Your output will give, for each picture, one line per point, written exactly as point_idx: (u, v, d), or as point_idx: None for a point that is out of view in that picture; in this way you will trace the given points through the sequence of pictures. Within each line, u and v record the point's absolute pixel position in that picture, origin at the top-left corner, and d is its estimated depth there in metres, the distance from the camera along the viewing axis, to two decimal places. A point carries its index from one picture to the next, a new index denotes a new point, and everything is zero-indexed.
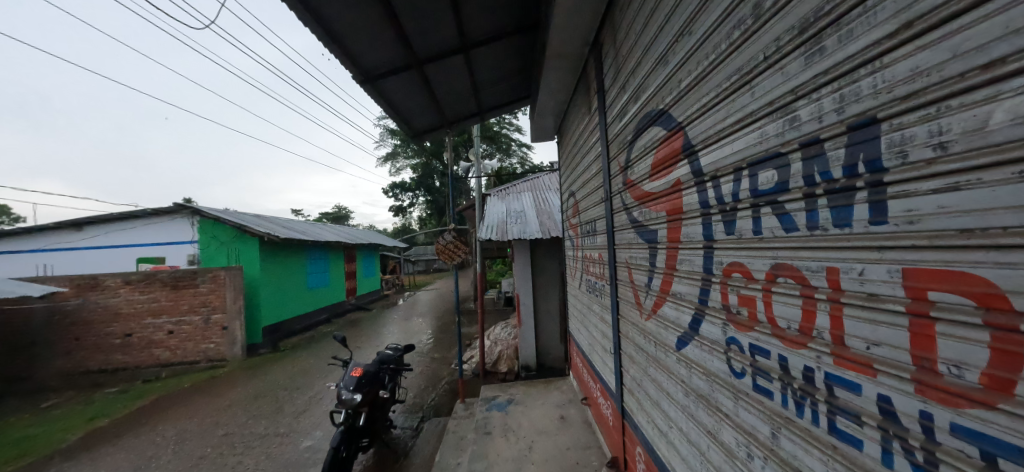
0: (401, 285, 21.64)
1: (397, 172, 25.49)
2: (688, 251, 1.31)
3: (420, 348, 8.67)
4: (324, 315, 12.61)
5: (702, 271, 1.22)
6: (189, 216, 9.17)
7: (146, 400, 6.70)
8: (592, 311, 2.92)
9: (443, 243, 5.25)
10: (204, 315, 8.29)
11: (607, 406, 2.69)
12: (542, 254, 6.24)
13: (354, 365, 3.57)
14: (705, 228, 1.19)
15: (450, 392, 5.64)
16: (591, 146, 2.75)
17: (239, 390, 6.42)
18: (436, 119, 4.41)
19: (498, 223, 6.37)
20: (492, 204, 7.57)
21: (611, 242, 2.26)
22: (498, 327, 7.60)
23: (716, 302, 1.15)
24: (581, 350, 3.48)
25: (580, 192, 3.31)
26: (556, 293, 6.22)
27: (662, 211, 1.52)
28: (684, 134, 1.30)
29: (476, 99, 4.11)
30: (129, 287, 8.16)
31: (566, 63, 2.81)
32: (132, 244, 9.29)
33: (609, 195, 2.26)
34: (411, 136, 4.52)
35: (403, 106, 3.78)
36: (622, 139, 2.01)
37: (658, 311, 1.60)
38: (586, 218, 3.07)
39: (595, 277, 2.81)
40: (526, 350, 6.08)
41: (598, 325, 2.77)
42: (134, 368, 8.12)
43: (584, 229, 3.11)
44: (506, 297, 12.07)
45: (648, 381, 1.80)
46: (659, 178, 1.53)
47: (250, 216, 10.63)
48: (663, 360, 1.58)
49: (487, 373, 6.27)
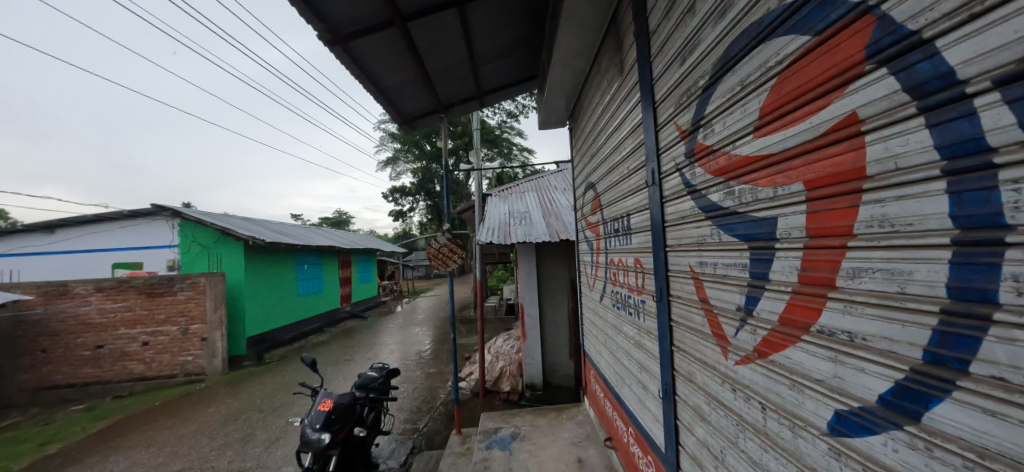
0: (398, 292, 20.98)
1: (397, 177, 24.96)
2: (890, 255, 0.65)
3: (414, 361, 7.96)
4: (316, 324, 11.95)
5: (948, 295, 0.56)
6: (169, 219, 8.54)
7: (110, 420, 6.01)
8: (623, 332, 2.25)
9: (436, 247, 4.59)
10: (182, 326, 7.65)
11: (645, 460, 2.00)
12: (550, 259, 5.57)
13: (324, 396, 2.89)
14: (970, 201, 0.52)
15: (445, 417, 4.94)
16: (623, 117, 2.10)
17: (211, 411, 5.74)
18: (428, 102, 3.81)
19: (500, 225, 5.71)
20: (493, 205, 6.93)
21: (659, 244, 1.61)
22: (499, 339, 6.93)
23: (1013, 373, 0.48)
24: (603, 378, 2.81)
25: (601, 181, 2.67)
26: (565, 304, 5.53)
27: (792, 183, 0.86)
28: (880, 18, 0.64)
29: (474, 76, 3.51)
30: (100, 295, 7.49)
31: (588, 11, 2.19)
32: (108, 249, 8.66)
33: (658, 176, 1.60)
34: (398, 121, 3.91)
35: (386, 80, 3.19)
36: (685, 89, 1.34)
37: (777, 356, 0.94)
38: (613, 214, 2.42)
39: (626, 289, 2.15)
40: (530, 367, 5.39)
41: (632, 352, 2.10)
42: (104, 382, 7.44)
43: (611, 228, 2.45)
44: (508, 305, 11.39)
45: (739, 461, 1.13)
46: (784, 129, 0.88)
47: (236, 220, 10.03)
48: (788, 440, 0.92)
49: (487, 393, 5.58)
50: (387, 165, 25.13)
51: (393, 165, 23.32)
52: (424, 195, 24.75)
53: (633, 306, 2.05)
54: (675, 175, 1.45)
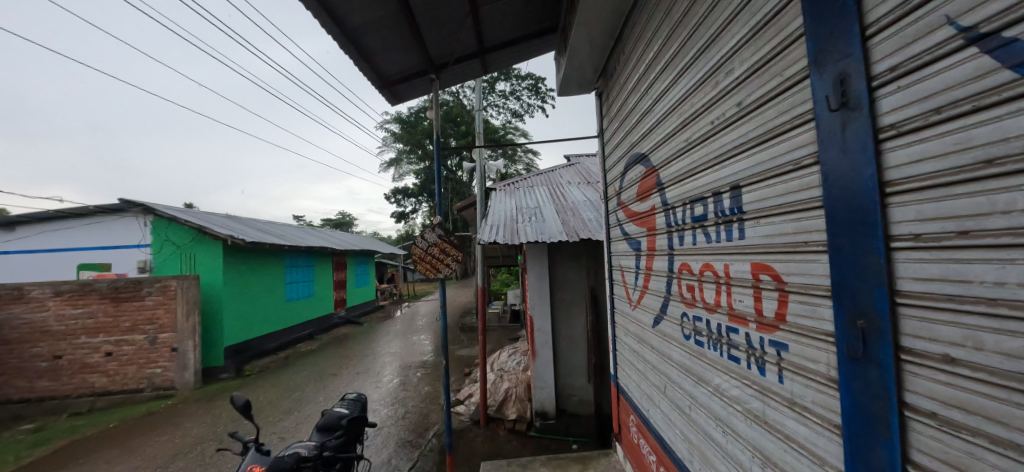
0: (398, 296, 20.11)
1: (400, 178, 24.25)
2: None
3: (408, 375, 7.10)
4: (307, 330, 11.14)
5: None
6: (140, 216, 7.75)
7: (53, 445, 5.20)
8: (708, 386, 1.38)
9: (422, 249, 3.74)
10: (149, 335, 6.85)
11: None
12: (565, 263, 4.69)
13: (255, 461, 2.06)
14: None
15: (437, 456, 4.07)
16: (720, 24, 1.24)
17: (165, 441, 4.91)
18: (415, 59, 2.98)
19: (506, 223, 4.84)
20: (498, 200, 6.06)
21: (869, 232, 0.72)
22: (503, 353, 6.07)
23: None
24: (656, 438, 1.93)
25: (659, 149, 1.80)
26: (582, 316, 4.63)
27: None
28: None
29: (474, 21, 2.67)
30: (60, 299, 6.73)
31: None
32: (73, 248, 7.91)
33: (864, 84, 0.73)
34: (375, 83, 3.09)
35: (352, 14, 2.34)
36: None
37: None
38: (682, 193, 1.55)
39: (720, 318, 1.27)
40: (541, 391, 4.51)
41: (738, 427, 1.20)
42: (62, 397, 6.66)
43: (679, 214, 1.57)
44: (512, 312, 10.53)
45: None
46: None
47: (218, 218, 9.28)
48: None
49: (488, 421, 4.69)
50: (389, 166, 24.42)
51: (397, 166, 22.75)
52: (427, 196, 23.97)
53: (741, 348, 1.16)
54: (964, 55, 0.58)
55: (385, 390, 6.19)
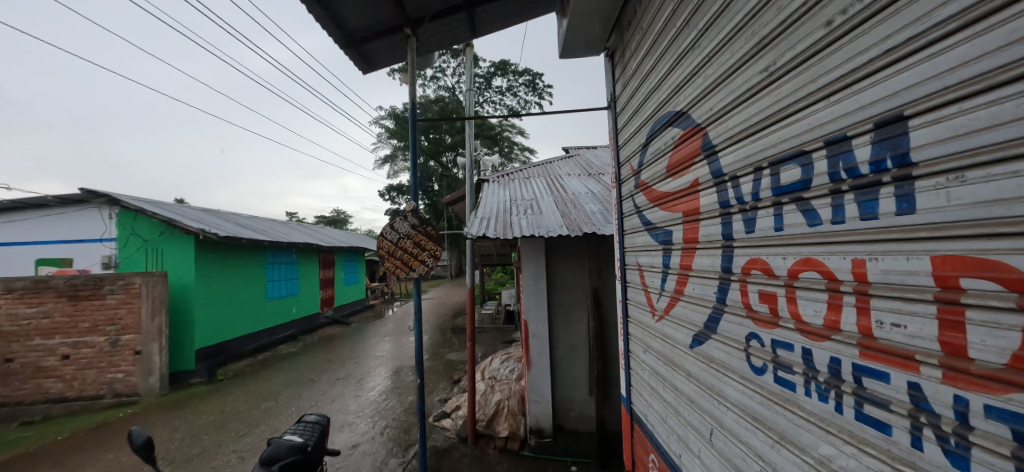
0: (390, 295, 19.57)
1: (395, 175, 23.74)
2: None
3: (394, 381, 6.58)
4: (290, 331, 10.56)
5: None
6: (104, 207, 7.16)
7: None
8: (798, 454, 0.88)
9: (393, 244, 3.22)
10: (111, 337, 6.24)
11: None
12: (564, 262, 4.17)
13: None
14: None
15: None
16: None
17: (114, 460, 4.34)
18: (385, 11, 2.45)
19: (499, 217, 4.29)
20: (490, 193, 5.54)
21: None
22: (495, 360, 5.57)
23: None
24: None
25: (707, 99, 1.27)
26: (584, 321, 4.12)
27: None
28: None
29: None
30: (12, 297, 6.12)
31: None
32: (30, 242, 7.31)
33: None
34: (338, 40, 2.56)
35: None
36: None
37: None
38: (754, 155, 1.03)
39: (840, 351, 0.76)
40: (536, 405, 4.01)
41: None
42: (13, 405, 6.04)
43: (748, 187, 1.06)
44: (506, 314, 10.04)
45: None
46: None
47: (195, 212, 8.70)
48: None
49: (477, 438, 4.18)
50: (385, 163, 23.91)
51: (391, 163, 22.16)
52: None
53: (896, 409, 0.65)
54: None
55: (366, 398, 5.67)
